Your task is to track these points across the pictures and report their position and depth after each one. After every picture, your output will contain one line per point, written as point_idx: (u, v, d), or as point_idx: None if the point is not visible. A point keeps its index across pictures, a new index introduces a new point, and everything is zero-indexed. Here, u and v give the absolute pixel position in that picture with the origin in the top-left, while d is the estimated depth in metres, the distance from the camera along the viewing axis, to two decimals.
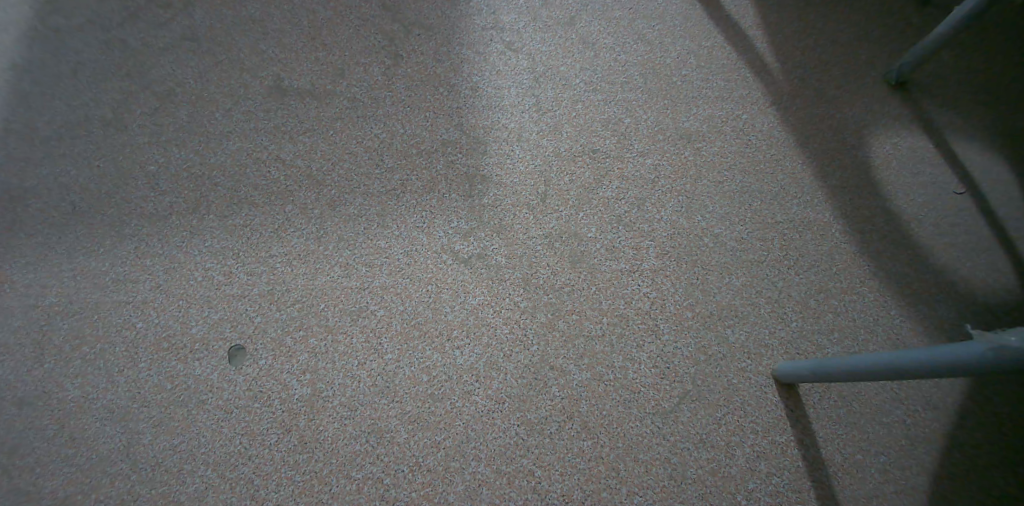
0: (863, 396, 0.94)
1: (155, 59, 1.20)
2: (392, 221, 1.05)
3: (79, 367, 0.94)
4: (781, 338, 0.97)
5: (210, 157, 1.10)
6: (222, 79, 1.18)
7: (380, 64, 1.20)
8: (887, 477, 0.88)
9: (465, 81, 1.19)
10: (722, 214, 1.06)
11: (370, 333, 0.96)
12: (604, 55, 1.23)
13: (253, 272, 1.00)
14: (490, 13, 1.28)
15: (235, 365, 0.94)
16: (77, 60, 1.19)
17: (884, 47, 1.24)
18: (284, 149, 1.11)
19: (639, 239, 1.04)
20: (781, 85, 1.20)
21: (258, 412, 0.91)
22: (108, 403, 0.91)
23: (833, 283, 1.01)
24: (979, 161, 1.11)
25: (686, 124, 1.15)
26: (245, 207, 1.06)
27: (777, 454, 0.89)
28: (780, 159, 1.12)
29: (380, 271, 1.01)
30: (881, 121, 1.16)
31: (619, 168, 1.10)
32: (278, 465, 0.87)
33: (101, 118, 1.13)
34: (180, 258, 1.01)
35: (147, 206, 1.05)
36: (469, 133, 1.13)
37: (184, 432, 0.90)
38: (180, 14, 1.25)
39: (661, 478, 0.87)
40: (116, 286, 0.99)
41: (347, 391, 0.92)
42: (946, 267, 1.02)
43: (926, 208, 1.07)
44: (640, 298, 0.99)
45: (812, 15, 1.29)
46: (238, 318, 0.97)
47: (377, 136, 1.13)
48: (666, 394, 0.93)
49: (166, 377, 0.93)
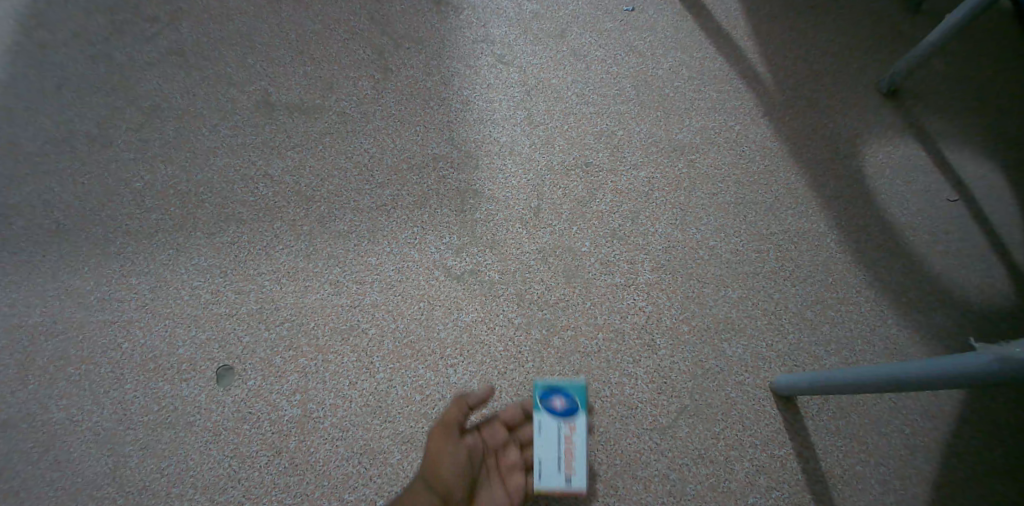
0: (863, 407, 0.93)
1: (142, 73, 1.17)
2: (383, 237, 1.03)
3: (64, 389, 0.92)
4: (778, 350, 0.96)
5: (197, 173, 1.08)
6: (209, 93, 1.16)
7: (370, 78, 1.18)
8: (887, 488, 0.88)
9: (455, 94, 1.18)
10: (717, 226, 1.06)
11: (361, 353, 0.95)
12: (596, 67, 1.22)
13: (241, 290, 0.99)
14: (481, 27, 1.26)
15: (224, 385, 0.93)
16: (62, 75, 1.16)
17: (876, 56, 1.24)
18: (272, 165, 1.09)
19: (634, 253, 1.03)
20: (774, 95, 1.19)
21: (247, 433, 0.90)
22: (94, 426, 0.90)
23: (829, 294, 1.01)
24: (972, 168, 1.11)
25: (678, 136, 1.14)
26: (233, 224, 1.04)
27: (776, 468, 0.88)
28: (774, 170, 1.11)
29: (371, 288, 0.99)
30: (873, 129, 1.16)
31: (612, 182, 1.09)
32: (268, 488, 0.86)
33: (86, 133, 1.11)
34: (167, 277, 0.99)
35: (133, 224, 1.03)
36: (461, 146, 1.12)
37: (173, 455, 0.88)
38: (166, 27, 1.22)
39: (659, 494, 0.86)
40: (101, 306, 0.97)
41: (338, 411, 0.91)
42: (941, 276, 1.02)
43: (920, 216, 1.07)
44: (636, 313, 0.98)
45: (803, 24, 1.28)
46: (226, 337, 0.95)
47: (367, 151, 1.11)
48: (664, 410, 0.91)
49: (153, 399, 0.91)
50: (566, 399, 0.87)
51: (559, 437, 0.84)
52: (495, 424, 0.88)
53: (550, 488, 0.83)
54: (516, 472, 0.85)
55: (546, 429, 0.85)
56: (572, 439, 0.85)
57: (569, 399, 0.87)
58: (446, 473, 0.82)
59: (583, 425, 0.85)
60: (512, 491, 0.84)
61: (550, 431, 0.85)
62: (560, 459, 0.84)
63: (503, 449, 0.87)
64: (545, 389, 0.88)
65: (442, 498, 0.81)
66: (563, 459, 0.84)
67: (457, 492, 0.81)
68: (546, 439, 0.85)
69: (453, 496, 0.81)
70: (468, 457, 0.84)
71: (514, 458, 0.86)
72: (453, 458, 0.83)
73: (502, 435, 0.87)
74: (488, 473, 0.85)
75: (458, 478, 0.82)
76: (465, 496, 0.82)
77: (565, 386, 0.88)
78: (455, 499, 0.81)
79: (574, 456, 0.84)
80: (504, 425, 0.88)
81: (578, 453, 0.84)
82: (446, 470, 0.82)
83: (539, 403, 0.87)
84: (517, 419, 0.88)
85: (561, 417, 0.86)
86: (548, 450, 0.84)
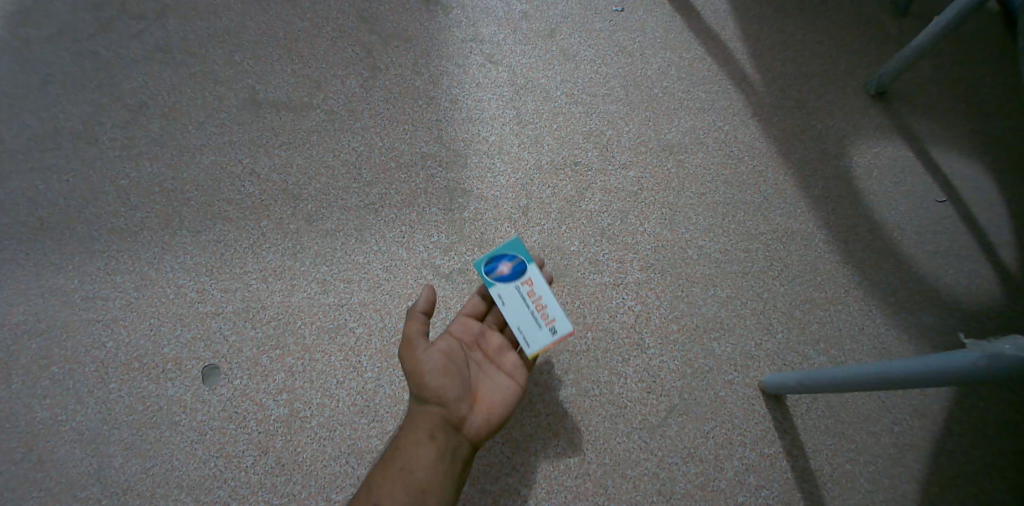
0: (851, 405, 0.93)
1: (128, 71, 1.16)
2: (371, 236, 1.03)
3: (47, 388, 0.91)
4: (766, 350, 0.96)
5: (184, 172, 1.07)
6: (196, 91, 1.15)
7: (358, 76, 1.18)
8: (875, 486, 0.88)
9: (444, 93, 1.17)
10: (706, 226, 1.06)
11: (349, 352, 0.94)
12: (585, 67, 1.22)
13: (227, 289, 0.98)
14: (470, 26, 1.25)
15: (209, 385, 0.92)
16: (47, 73, 1.15)
17: (864, 57, 1.25)
18: (260, 163, 1.08)
19: (623, 253, 1.03)
20: (762, 95, 1.20)
21: (233, 433, 0.89)
22: (78, 426, 0.88)
23: (817, 293, 1.01)
24: (959, 168, 1.12)
25: (668, 136, 1.14)
26: (220, 222, 1.03)
27: (765, 467, 0.89)
28: (763, 170, 1.12)
29: (359, 287, 0.99)
30: (861, 130, 1.16)
31: (601, 181, 1.09)
32: (256, 488, 0.86)
33: (71, 130, 1.10)
34: (152, 275, 0.98)
35: (118, 222, 1.02)
36: (450, 145, 1.12)
37: (157, 455, 0.87)
38: (154, 25, 1.21)
39: (649, 493, 0.86)
40: (85, 305, 0.96)
41: (326, 411, 0.90)
42: (928, 275, 1.03)
43: (907, 216, 1.08)
44: (625, 312, 0.98)
45: (792, 25, 1.29)
46: (211, 337, 0.95)
47: (355, 150, 1.10)
48: (654, 409, 0.91)
49: (138, 399, 0.90)
50: (512, 262, 0.85)
51: (522, 298, 0.83)
52: (460, 321, 0.86)
53: (539, 344, 0.81)
54: (506, 355, 0.84)
55: (508, 297, 0.83)
56: (534, 292, 0.83)
57: (514, 261, 0.85)
58: (432, 378, 0.78)
59: (537, 276, 0.84)
60: (511, 370, 0.83)
61: (511, 297, 0.83)
62: (534, 316, 0.82)
63: (481, 341, 0.85)
64: (487, 262, 0.85)
65: (443, 400, 0.77)
66: (537, 314, 0.82)
67: (454, 389, 0.78)
68: (513, 305, 0.83)
69: (452, 394, 0.77)
70: (449, 355, 0.80)
71: (497, 345, 0.85)
72: (433, 361, 0.78)
73: (476, 328, 0.85)
74: (479, 365, 0.83)
75: (447, 376, 0.78)
76: (465, 391, 0.78)
77: (504, 250, 0.85)
78: (456, 396, 0.78)
79: (545, 306, 0.82)
80: (472, 318, 0.86)
81: (546, 301, 0.83)
82: (431, 374, 0.78)
83: (488, 278, 0.84)
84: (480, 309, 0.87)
85: (513, 278, 0.84)
86: (519, 313, 0.82)
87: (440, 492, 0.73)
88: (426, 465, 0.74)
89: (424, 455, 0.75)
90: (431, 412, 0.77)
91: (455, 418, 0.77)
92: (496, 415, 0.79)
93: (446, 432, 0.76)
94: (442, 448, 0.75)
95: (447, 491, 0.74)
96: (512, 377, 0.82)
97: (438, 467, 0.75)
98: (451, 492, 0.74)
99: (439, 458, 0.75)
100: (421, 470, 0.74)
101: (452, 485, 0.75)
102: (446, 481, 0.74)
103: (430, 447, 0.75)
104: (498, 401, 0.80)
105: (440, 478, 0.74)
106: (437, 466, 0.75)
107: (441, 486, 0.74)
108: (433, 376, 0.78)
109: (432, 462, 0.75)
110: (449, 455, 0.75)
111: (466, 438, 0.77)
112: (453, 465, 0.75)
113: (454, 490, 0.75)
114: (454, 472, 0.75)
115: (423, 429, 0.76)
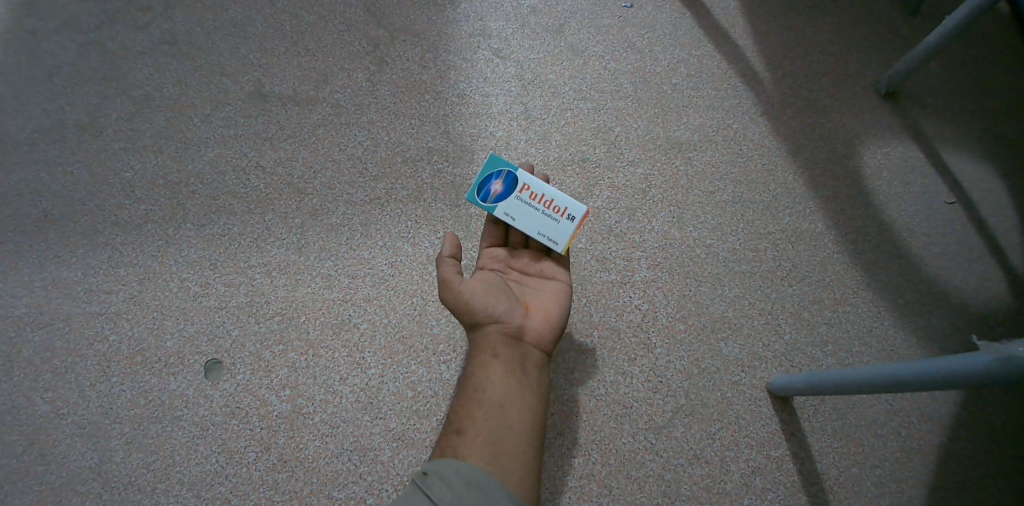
0: (860, 408, 0.92)
1: (134, 63, 1.15)
2: (376, 231, 1.02)
3: (48, 382, 0.90)
4: (775, 351, 0.95)
5: (188, 164, 1.06)
6: (201, 84, 1.14)
7: (365, 70, 1.17)
8: (883, 490, 0.87)
9: (452, 88, 1.16)
10: (714, 225, 1.05)
11: (352, 348, 0.93)
12: (594, 63, 1.21)
13: (230, 284, 0.97)
14: (479, 20, 1.24)
15: (211, 379, 0.91)
16: (52, 64, 1.14)
17: (876, 57, 1.23)
18: (264, 156, 1.08)
19: (630, 250, 1.02)
20: (772, 94, 1.18)
21: (235, 429, 0.88)
22: (80, 420, 0.88)
23: (826, 294, 1.00)
24: (969, 170, 1.11)
25: (677, 134, 1.13)
26: (224, 215, 1.02)
27: (772, 469, 0.88)
28: (772, 169, 1.10)
29: (364, 283, 0.98)
30: (873, 130, 1.15)
31: (609, 178, 1.08)
32: (257, 485, 0.85)
33: (75, 122, 1.09)
34: (156, 268, 0.98)
35: (122, 215, 1.01)
36: (457, 140, 1.11)
37: (159, 449, 0.87)
38: (160, 17, 1.20)
39: (654, 495, 0.85)
40: (88, 298, 0.95)
41: (329, 407, 0.90)
42: (938, 277, 1.01)
43: (918, 217, 1.06)
44: (632, 310, 0.97)
45: (803, 23, 1.27)
46: (214, 331, 0.94)
47: (361, 144, 1.09)
48: (660, 409, 0.90)
49: (140, 393, 0.90)
50: (501, 179, 0.84)
51: (528, 207, 0.84)
52: (487, 253, 0.88)
53: (565, 236, 0.84)
54: (539, 266, 0.88)
55: (515, 212, 0.84)
56: (535, 194, 0.84)
57: (502, 177, 0.84)
58: (479, 302, 0.79)
59: (531, 180, 0.84)
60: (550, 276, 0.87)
61: (517, 210, 0.84)
62: (546, 215, 0.84)
63: (513, 262, 0.88)
64: (478, 191, 0.84)
65: (496, 317, 0.79)
66: (549, 212, 0.84)
67: (503, 303, 0.80)
68: (524, 216, 0.84)
69: (503, 309, 0.80)
70: (486, 279, 0.83)
71: (527, 261, 0.88)
72: (473, 286, 0.80)
73: (503, 253, 0.88)
74: (518, 283, 0.86)
75: (493, 296, 0.80)
76: (514, 304, 0.81)
77: (487, 171, 0.84)
78: (508, 311, 0.80)
79: (551, 201, 0.84)
80: (495, 247, 0.89)
81: (550, 195, 0.84)
82: (476, 298, 0.79)
83: (488, 205, 0.84)
84: (498, 236, 0.90)
85: (510, 193, 0.84)
86: (534, 220, 0.84)
87: (523, 398, 0.76)
88: (501, 380, 0.76)
89: (496, 372, 0.77)
90: (490, 334, 0.79)
91: (513, 331, 0.79)
92: (553, 315, 0.83)
93: (510, 345, 0.78)
94: (511, 361, 0.77)
95: (530, 396, 0.76)
96: (552, 282, 0.86)
97: (513, 378, 0.77)
98: (534, 396, 0.77)
99: (511, 370, 0.77)
100: (497, 386, 0.76)
101: (534, 389, 0.77)
102: (525, 388, 0.76)
103: (499, 364, 0.77)
104: (549, 306, 0.83)
105: (519, 387, 0.76)
106: (512, 378, 0.77)
107: (522, 393, 0.76)
108: (479, 298, 0.79)
109: (506, 375, 0.77)
110: (520, 365, 0.78)
111: (530, 345, 0.80)
112: (528, 372, 0.78)
113: (537, 392, 0.77)
114: (531, 377, 0.78)
115: (488, 352, 0.78)
